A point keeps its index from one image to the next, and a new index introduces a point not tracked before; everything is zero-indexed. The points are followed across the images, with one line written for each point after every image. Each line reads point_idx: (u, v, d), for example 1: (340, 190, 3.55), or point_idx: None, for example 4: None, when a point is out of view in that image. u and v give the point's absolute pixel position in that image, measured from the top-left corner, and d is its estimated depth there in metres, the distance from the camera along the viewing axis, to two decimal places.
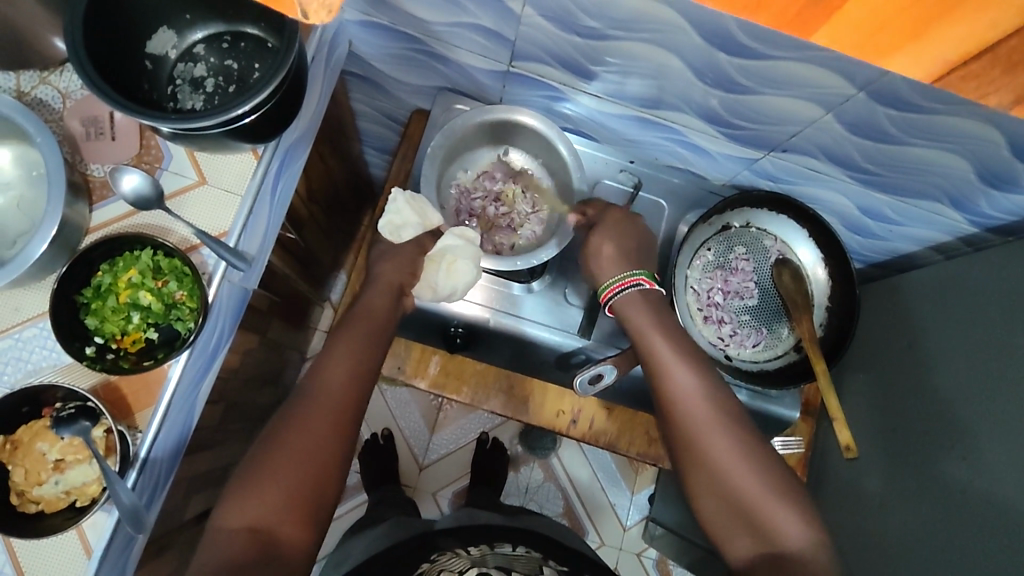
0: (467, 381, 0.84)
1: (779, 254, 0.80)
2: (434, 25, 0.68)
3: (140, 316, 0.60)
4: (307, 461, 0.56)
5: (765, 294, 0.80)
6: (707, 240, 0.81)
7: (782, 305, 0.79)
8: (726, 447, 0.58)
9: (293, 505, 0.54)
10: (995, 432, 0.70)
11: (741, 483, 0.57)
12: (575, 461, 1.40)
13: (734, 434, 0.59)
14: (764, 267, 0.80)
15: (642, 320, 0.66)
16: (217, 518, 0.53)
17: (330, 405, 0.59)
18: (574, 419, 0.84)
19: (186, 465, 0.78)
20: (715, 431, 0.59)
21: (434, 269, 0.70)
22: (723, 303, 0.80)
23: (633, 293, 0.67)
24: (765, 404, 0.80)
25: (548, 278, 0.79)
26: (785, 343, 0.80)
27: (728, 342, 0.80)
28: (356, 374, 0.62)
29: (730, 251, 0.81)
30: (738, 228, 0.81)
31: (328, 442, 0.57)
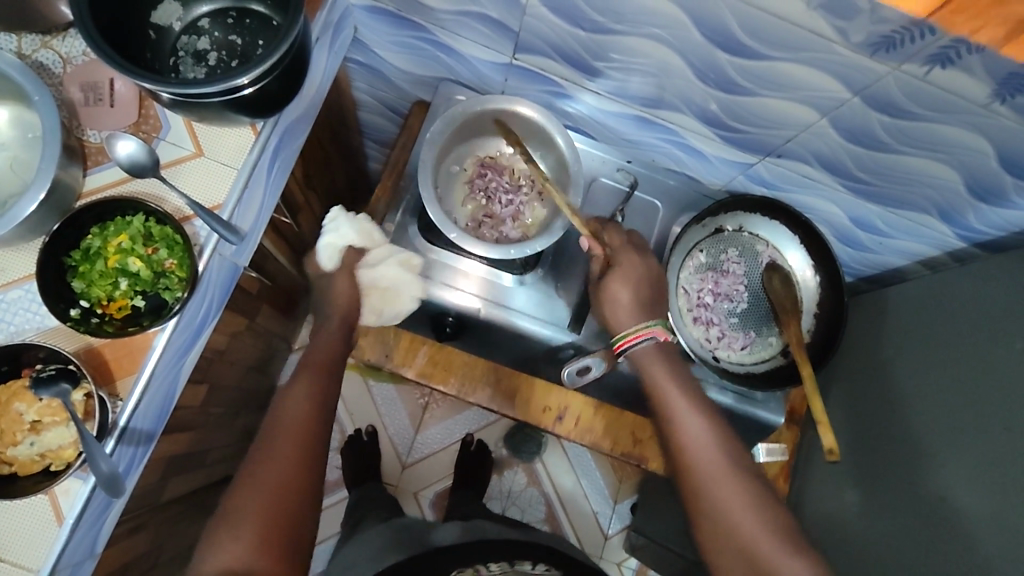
0: (454, 373, 0.82)
1: (771, 259, 0.81)
2: (439, 12, 0.69)
3: (128, 282, 0.60)
4: (272, 500, 0.54)
5: (755, 297, 0.80)
6: (700, 242, 0.82)
7: (771, 310, 0.79)
8: (727, 489, 0.59)
9: (264, 545, 0.52)
10: (979, 443, 0.69)
11: (750, 532, 0.57)
12: (558, 466, 1.39)
13: (740, 483, 0.59)
14: (755, 271, 0.81)
15: (656, 369, 0.67)
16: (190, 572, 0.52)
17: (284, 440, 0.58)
18: (560, 416, 0.83)
19: (167, 442, 0.77)
20: (722, 481, 0.59)
21: (377, 298, 0.72)
22: (713, 305, 0.80)
23: (648, 345, 0.68)
24: (749, 407, 0.79)
25: (541, 272, 0.79)
26: (771, 349, 0.80)
27: (717, 341, 0.80)
28: (322, 408, 0.61)
29: (722, 253, 0.81)
30: (731, 232, 0.82)
31: (290, 476, 0.56)
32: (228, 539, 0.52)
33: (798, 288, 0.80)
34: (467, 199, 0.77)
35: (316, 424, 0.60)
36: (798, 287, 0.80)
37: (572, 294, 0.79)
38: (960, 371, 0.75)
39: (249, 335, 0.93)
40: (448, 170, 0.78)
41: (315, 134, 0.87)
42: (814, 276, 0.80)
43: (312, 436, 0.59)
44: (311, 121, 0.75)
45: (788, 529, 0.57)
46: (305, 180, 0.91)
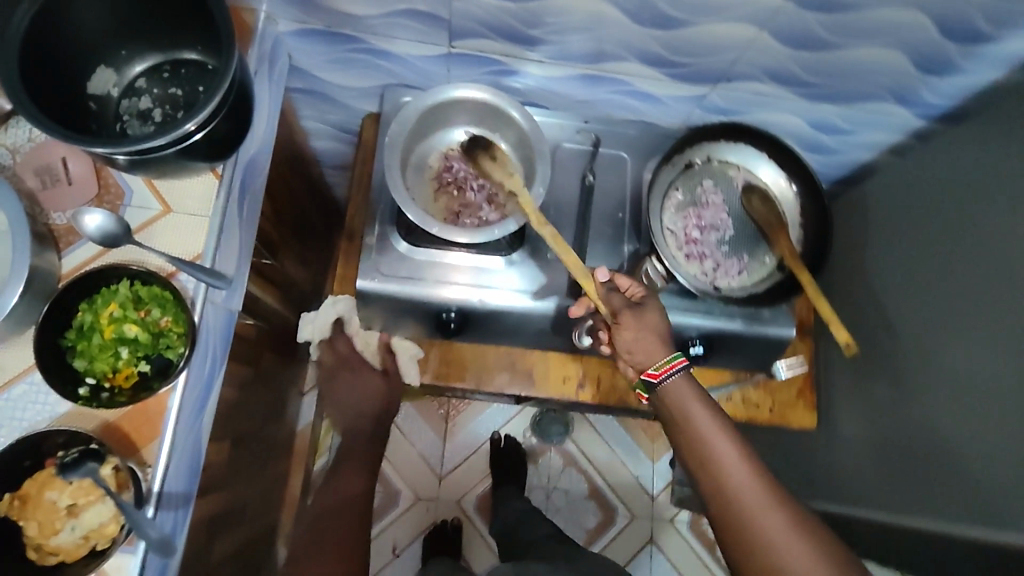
0: (468, 367, 0.83)
1: (746, 182, 0.81)
2: (368, 19, 0.70)
3: (129, 350, 0.59)
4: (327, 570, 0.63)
5: (739, 222, 0.81)
6: (674, 181, 0.82)
7: (758, 230, 0.80)
8: (785, 530, 0.56)
9: None
10: (965, 320, 0.71)
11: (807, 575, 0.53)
12: (590, 441, 1.40)
13: (789, 519, 0.56)
14: (733, 197, 0.81)
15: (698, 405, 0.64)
16: None
17: (341, 510, 0.69)
18: (580, 384, 0.84)
19: (203, 504, 0.76)
20: (772, 523, 0.56)
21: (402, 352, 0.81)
22: (701, 238, 0.81)
23: (679, 377, 0.65)
24: (759, 327, 0.79)
25: (527, 248, 0.79)
26: (767, 268, 0.80)
27: (715, 275, 0.79)
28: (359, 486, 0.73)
29: (699, 186, 0.81)
30: (701, 164, 0.82)
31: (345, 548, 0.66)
32: None
33: (779, 200, 0.81)
34: (437, 193, 0.77)
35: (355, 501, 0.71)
36: (779, 202, 0.81)
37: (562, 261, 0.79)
38: (936, 253, 0.76)
39: (257, 383, 0.93)
40: (411, 171, 0.77)
41: (275, 170, 0.87)
42: (791, 185, 0.81)
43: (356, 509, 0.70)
44: (269, 156, 0.75)
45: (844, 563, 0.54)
46: (275, 219, 0.91)
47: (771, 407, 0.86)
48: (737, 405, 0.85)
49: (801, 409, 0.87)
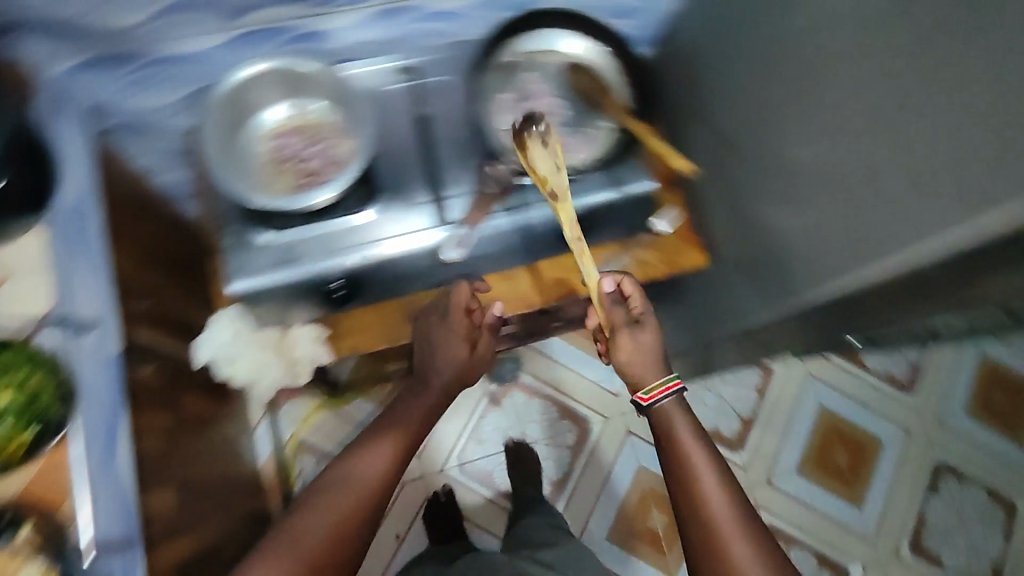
0: (368, 329, 0.81)
1: (560, 62, 0.82)
2: (135, 26, 0.70)
3: (9, 420, 0.56)
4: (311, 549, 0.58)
5: (568, 100, 0.81)
6: (496, 84, 0.80)
7: (587, 101, 0.81)
8: (747, 554, 0.62)
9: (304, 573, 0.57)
10: (791, 120, 0.71)
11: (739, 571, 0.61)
12: (543, 367, 1.44)
13: (755, 546, 0.63)
14: (554, 80, 0.82)
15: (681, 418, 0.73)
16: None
17: (355, 489, 0.62)
18: (488, 303, 0.85)
19: (168, 551, 0.75)
20: (734, 541, 0.63)
21: (297, 342, 0.77)
22: (540, 128, 0.80)
23: (670, 400, 0.74)
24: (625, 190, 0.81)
25: (384, 196, 0.79)
26: (609, 133, 0.81)
27: (569, 158, 0.79)
28: (391, 460, 0.65)
29: (519, 80, 0.81)
30: (513, 59, 0.81)
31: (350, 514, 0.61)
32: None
33: (601, 69, 0.81)
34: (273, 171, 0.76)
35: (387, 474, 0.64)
36: (595, 69, 0.81)
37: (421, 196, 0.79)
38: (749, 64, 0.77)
39: (187, 428, 0.91)
40: (235, 166, 0.75)
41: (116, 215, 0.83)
42: (604, 49, 0.81)
43: (380, 481, 0.64)
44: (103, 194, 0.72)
45: None
46: (139, 264, 0.88)
47: (662, 260, 0.91)
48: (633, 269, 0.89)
49: (689, 252, 0.91)
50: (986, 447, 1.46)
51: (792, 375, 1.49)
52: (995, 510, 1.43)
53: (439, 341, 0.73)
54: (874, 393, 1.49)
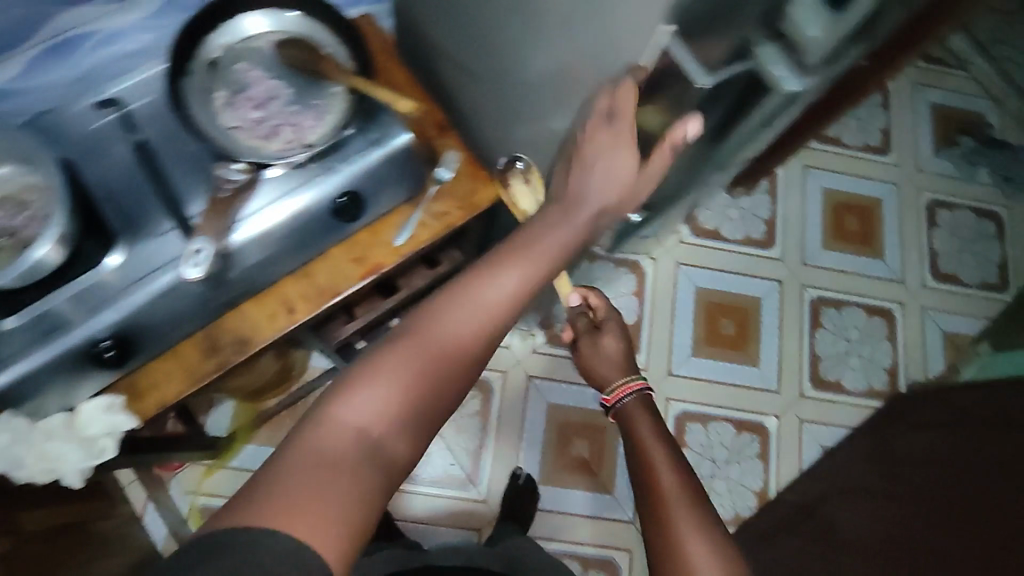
0: (171, 379, 0.75)
1: (271, 42, 0.74)
2: None
3: None
4: (431, 364, 0.60)
5: (290, 78, 0.74)
6: (206, 84, 0.73)
7: (309, 73, 0.74)
8: (692, 527, 0.73)
9: (362, 438, 0.56)
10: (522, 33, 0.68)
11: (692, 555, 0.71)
12: None
13: (693, 516, 0.74)
14: (270, 62, 0.74)
15: (642, 416, 0.97)
16: (319, 417, 0.56)
17: (448, 343, 0.61)
18: (290, 309, 0.79)
19: None
20: (687, 528, 0.73)
21: (89, 420, 0.71)
22: (265, 115, 0.73)
23: (631, 394, 1.04)
24: (377, 152, 0.79)
25: (124, 237, 0.72)
26: (341, 99, 0.74)
27: (303, 138, 0.72)
28: (466, 338, 0.62)
29: (231, 73, 0.73)
30: (220, 55, 0.74)
31: (438, 380, 0.60)
32: (325, 466, 0.53)
33: (312, 38, 0.74)
34: None
35: (446, 366, 0.61)
36: (309, 39, 0.74)
37: (166, 224, 0.73)
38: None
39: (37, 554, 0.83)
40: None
41: None
42: (305, 17, 0.75)
43: (447, 361, 0.61)
44: None
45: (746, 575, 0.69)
46: None
47: (458, 206, 0.86)
48: (431, 225, 0.84)
49: (486, 191, 0.86)
50: (845, 271, 1.61)
51: (662, 269, 1.54)
52: (870, 321, 1.58)
53: (610, 162, 0.69)
54: (738, 260, 1.58)
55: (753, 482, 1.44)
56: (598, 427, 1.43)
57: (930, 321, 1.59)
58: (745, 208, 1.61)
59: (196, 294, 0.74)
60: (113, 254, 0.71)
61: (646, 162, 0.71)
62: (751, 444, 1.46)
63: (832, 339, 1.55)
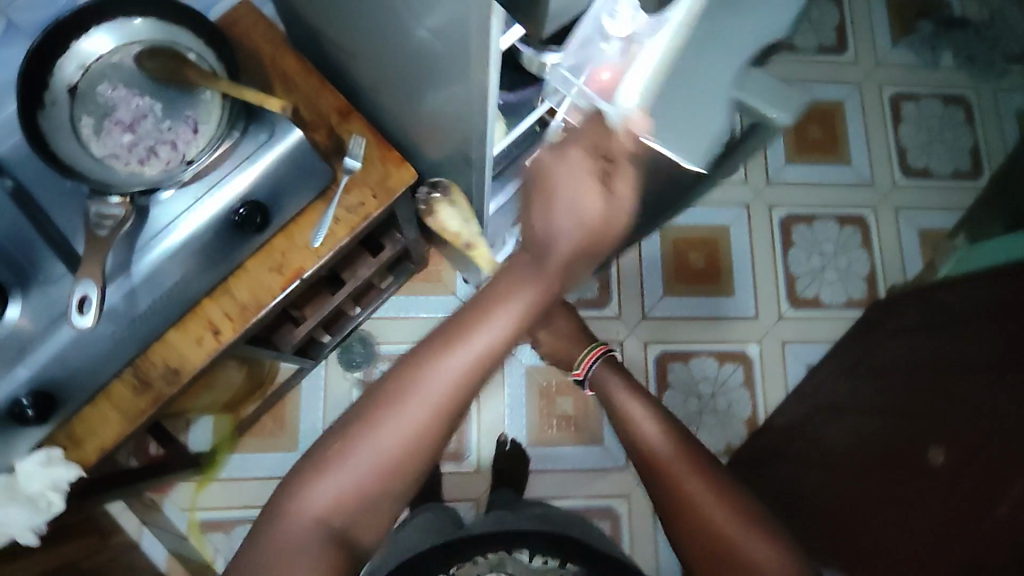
0: (110, 420, 0.75)
1: (131, 54, 0.70)
2: None
3: None
4: (397, 445, 0.56)
5: (158, 92, 0.70)
6: (72, 113, 0.69)
7: (177, 83, 0.70)
8: (696, 482, 0.69)
9: (326, 525, 0.56)
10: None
11: (706, 514, 0.67)
12: (397, 327, 1.37)
13: (695, 473, 0.70)
14: (134, 76, 0.70)
15: (612, 376, 0.90)
16: (278, 515, 0.56)
17: (408, 431, 0.56)
18: (215, 330, 0.77)
19: None
20: (685, 475, 0.70)
21: (28, 479, 0.70)
22: (140, 136, 0.70)
23: (599, 365, 0.94)
24: (267, 153, 0.74)
25: (19, 291, 0.68)
26: (215, 106, 0.71)
27: (184, 156, 0.70)
28: (428, 425, 0.56)
29: (97, 96, 0.69)
30: (82, 78, 0.69)
31: (404, 453, 0.56)
32: (293, 558, 0.54)
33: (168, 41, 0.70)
34: None
35: (412, 450, 0.56)
36: (170, 46, 0.70)
37: (61, 268, 0.70)
38: None
39: None
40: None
41: None
42: (151, 19, 0.70)
43: (413, 448, 0.56)
44: None
45: (748, 513, 0.67)
46: None
47: (373, 193, 0.83)
48: (347, 219, 0.82)
49: (399, 174, 0.83)
50: (812, 182, 1.56)
51: None
52: (843, 230, 1.54)
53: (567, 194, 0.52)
54: None
55: (741, 411, 1.44)
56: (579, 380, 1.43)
57: (904, 220, 1.55)
58: None
59: (110, 337, 0.72)
60: (10, 307, 0.68)
61: (613, 192, 0.52)
62: (735, 374, 1.45)
63: (805, 255, 1.52)
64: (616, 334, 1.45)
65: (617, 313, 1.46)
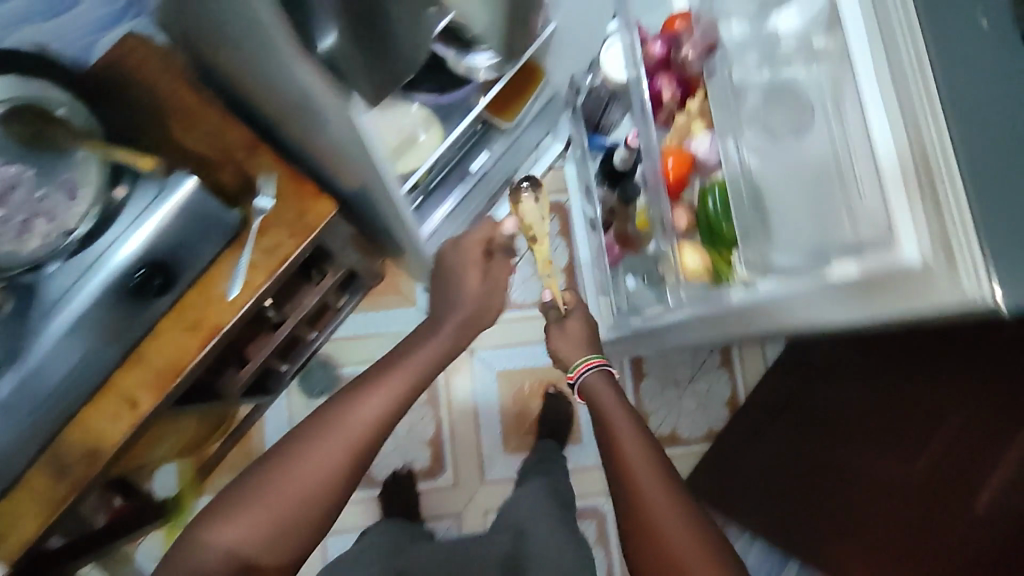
0: (31, 511, 0.70)
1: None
2: None
3: None
4: (301, 488, 0.70)
5: (23, 156, 0.62)
6: None
7: (45, 142, 0.62)
8: (651, 482, 0.73)
9: (237, 556, 0.67)
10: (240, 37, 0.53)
11: (650, 505, 0.72)
12: (358, 349, 1.31)
13: (651, 480, 0.74)
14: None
15: (603, 392, 0.86)
16: (197, 537, 0.68)
17: (312, 478, 0.70)
18: (134, 402, 0.72)
19: None
20: (643, 478, 0.74)
21: None
22: (12, 206, 0.62)
23: (591, 372, 0.90)
24: (163, 207, 0.68)
25: None
26: (93, 165, 0.65)
27: (63, 225, 0.64)
28: (335, 470, 0.71)
29: None
30: None
31: (308, 493, 0.70)
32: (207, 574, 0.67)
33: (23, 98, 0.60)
34: None
35: (314, 495, 0.70)
36: (25, 97, 0.61)
37: None
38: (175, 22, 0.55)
39: None
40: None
41: None
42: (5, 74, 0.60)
43: (320, 489, 0.70)
44: None
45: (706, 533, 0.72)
46: None
47: (290, 234, 0.76)
48: (264, 263, 0.76)
49: (316, 210, 0.77)
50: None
51: None
52: None
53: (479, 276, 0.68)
54: None
55: (722, 390, 1.40)
56: (552, 380, 1.37)
57: None
58: None
59: (15, 428, 0.67)
60: None
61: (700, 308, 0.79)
62: (713, 355, 1.41)
63: None
64: None
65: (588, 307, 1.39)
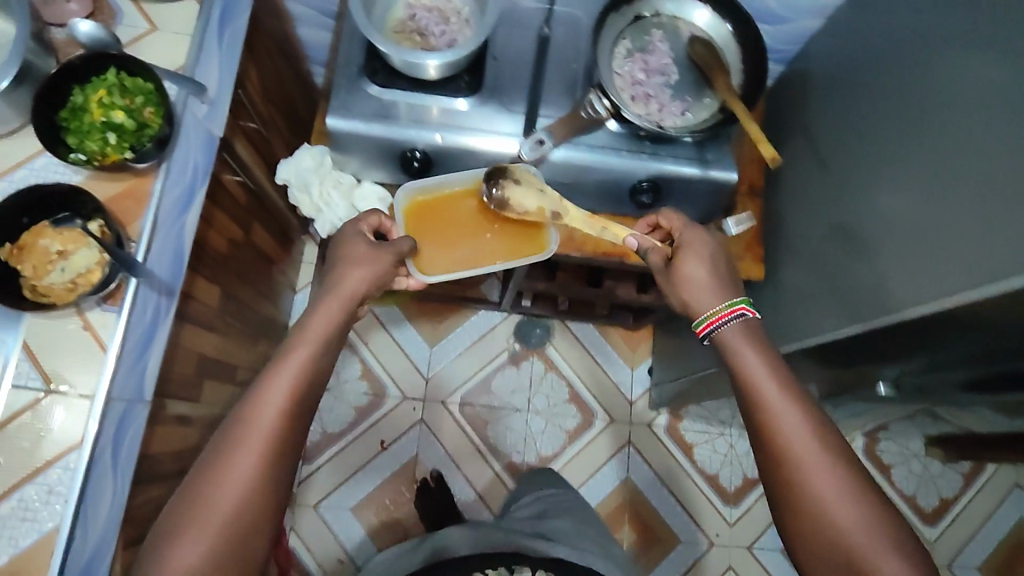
0: None
1: (690, 32, 0.82)
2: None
3: (116, 136, 0.63)
4: (247, 457, 0.58)
5: (683, 68, 0.81)
6: (622, 31, 0.81)
7: (698, 75, 0.80)
8: (833, 480, 0.56)
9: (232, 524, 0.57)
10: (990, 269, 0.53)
11: (834, 509, 0.56)
12: (570, 349, 1.45)
13: (839, 477, 0.56)
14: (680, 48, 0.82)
15: (748, 354, 0.63)
16: (202, 507, 0.57)
17: (258, 432, 0.58)
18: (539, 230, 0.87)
19: (201, 343, 0.84)
20: (821, 475, 0.57)
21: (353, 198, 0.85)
22: (647, 81, 0.81)
23: (734, 325, 0.65)
24: (706, 168, 0.81)
25: (484, 95, 0.80)
26: (709, 110, 0.80)
27: (662, 118, 0.79)
28: (288, 413, 0.60)
29: (646, 33, 0.82)
30: (650, 17, 0.82)
31: (255, 476, 0.58)
32: (219, 498, 0.57)
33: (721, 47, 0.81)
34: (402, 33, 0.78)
35: (275, 443, 0.59)
36: (663, 85, 0.81)
37: (517, 106, 0.80)
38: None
39: (250, 266, 1.00)
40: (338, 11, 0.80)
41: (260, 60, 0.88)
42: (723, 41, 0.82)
43: (278, 435, 0.59)
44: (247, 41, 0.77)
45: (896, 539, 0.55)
46: (270, 101, 0.96)
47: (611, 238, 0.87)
48: None
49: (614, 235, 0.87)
50: None
51: None
52: None
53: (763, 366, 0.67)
54: None
55: None
56: (654, 532, 1.36)
57: None
58: (931, 470, 1.46)
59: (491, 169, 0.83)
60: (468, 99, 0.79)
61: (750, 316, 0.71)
62: None
63: None
64: (714, 534, 1.37)
65: (731, 521, 1.37)
